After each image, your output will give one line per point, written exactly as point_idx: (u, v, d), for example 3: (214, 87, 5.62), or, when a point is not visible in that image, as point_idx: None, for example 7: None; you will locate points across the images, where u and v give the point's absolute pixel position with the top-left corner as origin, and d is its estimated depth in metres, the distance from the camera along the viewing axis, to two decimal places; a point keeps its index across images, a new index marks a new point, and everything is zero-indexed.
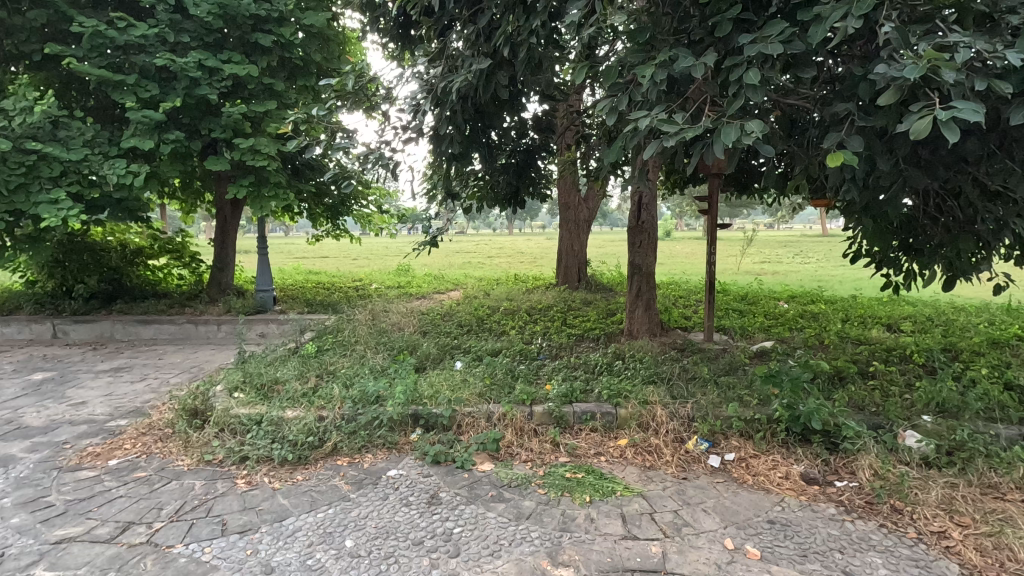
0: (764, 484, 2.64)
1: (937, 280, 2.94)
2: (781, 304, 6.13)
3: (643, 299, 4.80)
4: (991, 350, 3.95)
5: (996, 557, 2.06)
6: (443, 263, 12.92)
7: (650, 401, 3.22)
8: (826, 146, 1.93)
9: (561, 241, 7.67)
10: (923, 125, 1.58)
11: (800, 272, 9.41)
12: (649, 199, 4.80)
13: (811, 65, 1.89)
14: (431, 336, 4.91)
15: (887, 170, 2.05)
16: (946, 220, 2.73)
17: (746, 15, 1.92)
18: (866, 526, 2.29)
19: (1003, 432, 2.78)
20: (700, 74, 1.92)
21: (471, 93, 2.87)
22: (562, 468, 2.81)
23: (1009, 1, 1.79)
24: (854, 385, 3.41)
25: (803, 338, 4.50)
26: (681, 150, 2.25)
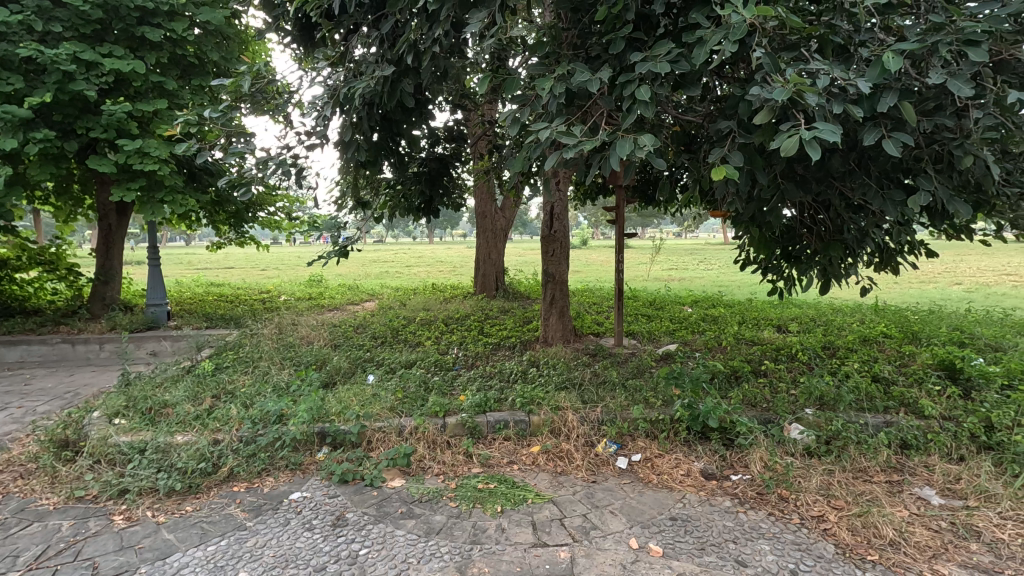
0: (668, 482, 2.75)
1: (814, 285, 3.22)
2: (685, 308, 6.50)
3: (558, 306, 4.91)
4: (862, 346, 4.40)
5: (865, 535, 2.27)
6: (359, 273, 12.57)
7: (561, 407, 3.30)
8: (711, 161, 2.06)
9: (478, 249, 7.69)
10: (791, 143, 1.73)
11: (704, 278, 10.05)
12: (560, 210, 4.92)
13: (696, 84, 2.01)
14: (342, 349, 4.74)
15: (765, 184, 2.22)
16: (818, 230, 3.01)
17: (638, 34, 2.01)
18: (757, 517, 2.44)
19: (871, 420, 3.08)
20: (595, 89, 1.98)
21: (376, 100, 2.80)
22: (474, 479, 2.78)
23: (860, 36, 2.01)
24: (748, 383, 3.66)
25: (704, 340, 4.79)
26: (581, 162, 2.31)
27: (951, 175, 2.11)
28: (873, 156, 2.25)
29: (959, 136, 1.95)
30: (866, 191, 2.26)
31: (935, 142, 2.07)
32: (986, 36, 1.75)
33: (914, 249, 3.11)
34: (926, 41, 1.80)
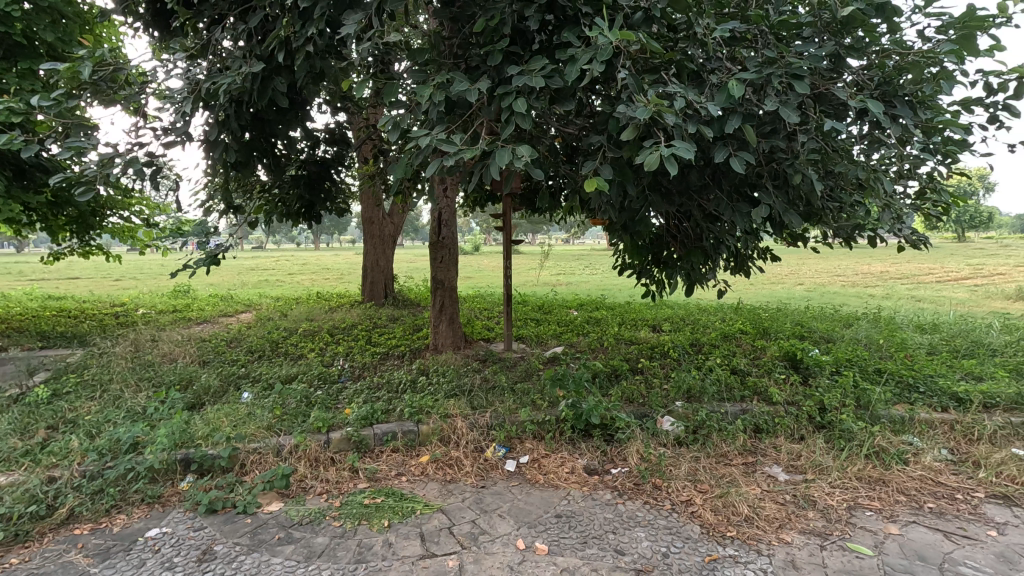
0: (554, 480, 2.85)
1: (681, 288, 3.52)
2: (571, 311, 6.79)
3: (447, 313, 4.90)
4: (723, 342, 4.88)
5: (725, 514, 2.51)
6: (233, 282, 11.62)
7: (451, 414, 3.29)
8: (585, 172, 2.18)
9: (365, 255, 7.45)
10: (653, 158, 1.88)
11: (589, 282, 10.58)
12: (448, 216, 4.91)
13: (570, 99, 2.12)
14: (212, 366, 4.35)
15: (634, 196, 2.39)
16: (682, 238, 3.30)
17: (515, 48, 2.08)
18: (634, 506, 2.61)
19: (730, 409, 3.43)
20: (474, 99, 2.01)
21: (245, 97, 2.61)
22: (360, 495, 2.67)
23: (711, 64, 2.24)
24: (626, 380, 3.90)
25: (588, 341, 5.04)
26: (464, 170, 2.33)
27: (786, 190, 2.41)
28: (724, 171, 2.51)
29: (791, 156, 2.24)
30: (720, 203, 2.51)
31: (772, 161, 2.36)
32: (807, 72, 2.04)
33: (761, 255, 3.50)
34: (762, 73, 2.05)
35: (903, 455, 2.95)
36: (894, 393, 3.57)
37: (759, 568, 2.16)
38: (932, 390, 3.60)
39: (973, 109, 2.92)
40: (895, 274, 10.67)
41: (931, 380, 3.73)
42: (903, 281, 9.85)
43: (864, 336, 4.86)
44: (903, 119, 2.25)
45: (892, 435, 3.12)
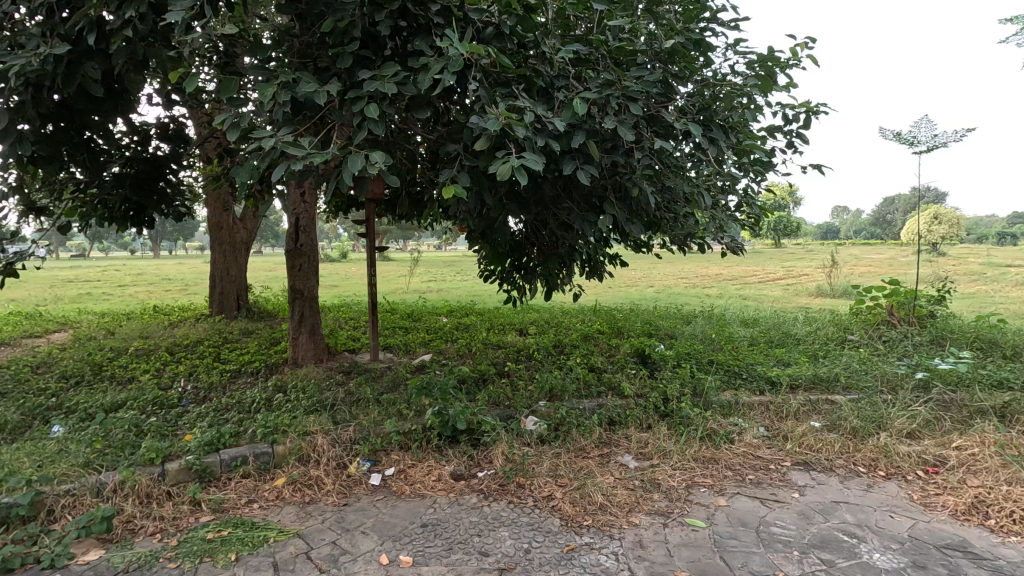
0: (420, 490, 2.82)
1: (540, 292, 3.68)
2: (441, 318, 6.78)
3: (307, 324, 4.63)
4: (583, 342, 5.19)
5: (582, 504, 2.67)
6: (42, 297, 9.87)
7: (310, 432, 3.11)
8: (442, 181, 2.20)
9: (213, 263, 6.75)
10: (504, 169, 1.95)
11: (460, 288, 10.66)
12: (307, 221, 4.64)
13: (424, 108, 2.12)
14: (12, 397, 3.65)
15: (490, 205, 2.46)
16: (540, 245, 3.45)
17: (366, 52, 2.04)
18: (498, 507, 2.67)
19: (587, 405, 3.67)
20: (322, 101, 1.93)
21: (46, 82, 2.24)
22: (202, 530, 2.41)
23: (558, 82, 2.38)
24: (493, 384, 3.99)
25: (456, 348, 5.07)
26: (315, 175, 2.23)
27: (627, 202, 2.64)
28: (574, 184, 2.68)
29: (630, 171, 2.45)
30: (570, 213, 2.68)
31: (614, 176, 2.57)
32: (640, 94, 2.26)
33: (611, 261, 3.78)
34: (602, 93, 2.23)
35: (730, 435, 3.36)
36: (723, 381, 4.07)
37: (611, 551, 2.33)
38: (752, 375, 4.15)
39: (774, 135, 3.44)
40: (726, 276, 12.18)
41: (752, 367, 4.31)
42: (732, 281, 11.28)
43: (701, 332, 5.48)
44: (719, 141, 2.58)
45: (722, 418, 3.54)
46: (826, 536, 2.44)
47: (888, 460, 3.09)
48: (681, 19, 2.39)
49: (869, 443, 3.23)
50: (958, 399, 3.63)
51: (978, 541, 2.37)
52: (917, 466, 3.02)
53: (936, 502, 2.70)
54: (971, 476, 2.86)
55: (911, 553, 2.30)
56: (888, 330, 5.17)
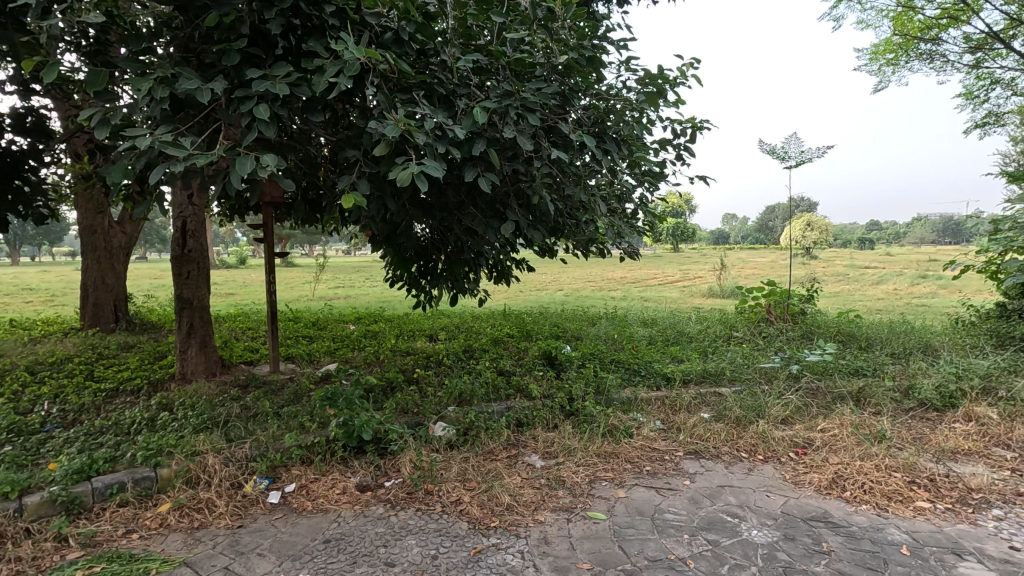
0: (323, 504, 2.72)
1: (448, 297, 3.69)
2: (348, 325, 6.57)
3: (198, 336, 4.30)
4: (492, 346, 5.25)
5: (490, 506, 2.70)
6: None
7: (200, 451, 2.90)
8: (339, 186, 2.15)
9: (84, 270, 6.06)
10: (404, 175, 1.95)
11: (369, 295, 10.38)
12: (196, 225, 4.32)
13: (320, 111, 2.07)
14: None
15: (392, 210, 2.44)
16: (446, 250, 3.46)
17: (254, 50, 1.95)
18: (405, 516, 2.64)
19: (496, 408, 3.72)
20: (206, 100, 1.82)
21: None
22: (69, 568, 2.17)
23: (459, 89, 2.41)
24: (401, 392, 3.93)
25: (363, 356, 4.93)
26: (200, 177, 2.09)
27: (528, 209, 2.73)
28: (477, 191, 2.73)
29: (530, 179, 2.53)
30: (474, 219, 2.72)
31: (515, 183, 2.64)
32: (537, 105, 2.35)
33: (517, 265, 3.87)
34: (501, 104, 2.29)
35: (630, 429, 3.55)
36: (623, 379, 4.30)
37: (517, 550, 2.38)
38: (650, 372, 4.42)
39: (664, 148, 3.71)
40: (629, 279, 12.83)
41: (650, 365, 4.58)
42: (635, 284, 11.91)
43: (604, 332, 5.74)
44: (612, 153, 2.74)
45: (622, 414, 3.74)
46: (713, 518, 2.65)
47: (765, 445, 3.41)
48: (576, 36, 2.52)
49: (750, 430, 3.55)
50: (822, 387, 4.08)
51: (837, 511, 2.68)
52: (789, 449, 3.36)
53: (804, 479, 3.02)
54: (832, 454, 3.22)
55: (782, 527, 2.55)
56: (767, 327, 5.71)
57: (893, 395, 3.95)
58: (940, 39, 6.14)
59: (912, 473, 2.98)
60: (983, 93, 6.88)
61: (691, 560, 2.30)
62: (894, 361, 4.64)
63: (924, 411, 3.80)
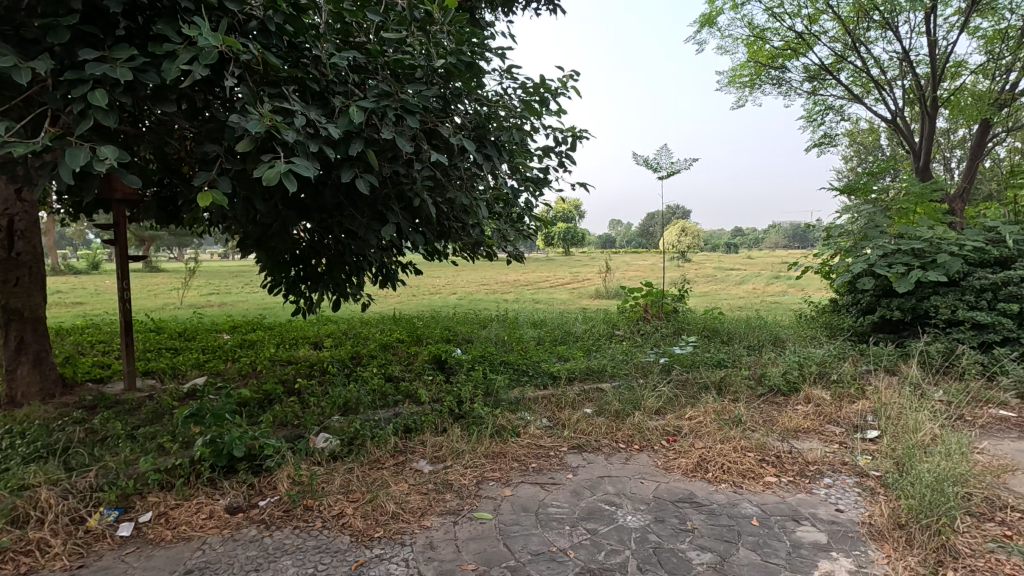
0: (186, 532, 2.48)
1: (330, 302, 3.53)
2: (222, 335, 6.05)
3: (31, 352, 3.73)
4: (382, 351, 5.11)
5: (374, 517, 2.63)
6: None
7: (30, 485, 2.51)
8: (197, 183, 1.97)
9: None
10: (271, 173, 1.84)
11: (247, 301, 9.65)
12: (27, 225, 3.74)
13: (171, 100, 1.89)
14: None
15: (260, 210, 2.29)
16: (327, 254, 3.32)
17: (89, 28, 1.74)
18: (281, 535, 2.48)
19: (383, 416, 3.63)
20: (25, 81, 1.59)
21: None
22: None
23: (333, 87, 2.33)
24: (279, 404, 3.69)
25: (237, 367, 4.57)
26: (20, 168, 1.81)
27: (410, 212, 2.70)
28: (356, 193, 2.66)
29: (410, 181, 2.51)
30: (353, 222, 2.63)
31: (396, 185, 2.60)
32: (416, 108, 2.33)
33: (404, 269, 3.81)
34: (378, 104, 2.24)
35: (517, 429, 3.64)
36: (512, 379, 4.39)
37: (401, 558, 2.33)
38: (537, 372, 4.56)
39: (547, 155, 3.85)
40: (522, 282, 13.12)
41: (538, 364, 4.73)
42: (528, 287, 12.21)
43: (495, 334, 5.82)
44: (493, 158, 2.80)
45: (510, 414, 3.82)
46: (593, 508, 2.78)
47: (641, 435, 3.65)
48: (455, 41, 2.54)
49: (627, 422, 3.78)
50: (690, 378, 4.46)
51: (700, 492, 2.94)
52: (661, 437, 3.63)
53: (674, 464, 3.27)
54: (698, 439, 3.53)
55: (653, 510, 2.75)
56: (645, 325, 6.12)
57: (749, 383, 4.42)
58: (784, 67, 6.98)
59: (762, 451, 3.35)
60: (818, 117, 7.93)
61: (571, 550, 2.39)
62: (750, 352, 5.19)
63: (774, 396, 4.28)
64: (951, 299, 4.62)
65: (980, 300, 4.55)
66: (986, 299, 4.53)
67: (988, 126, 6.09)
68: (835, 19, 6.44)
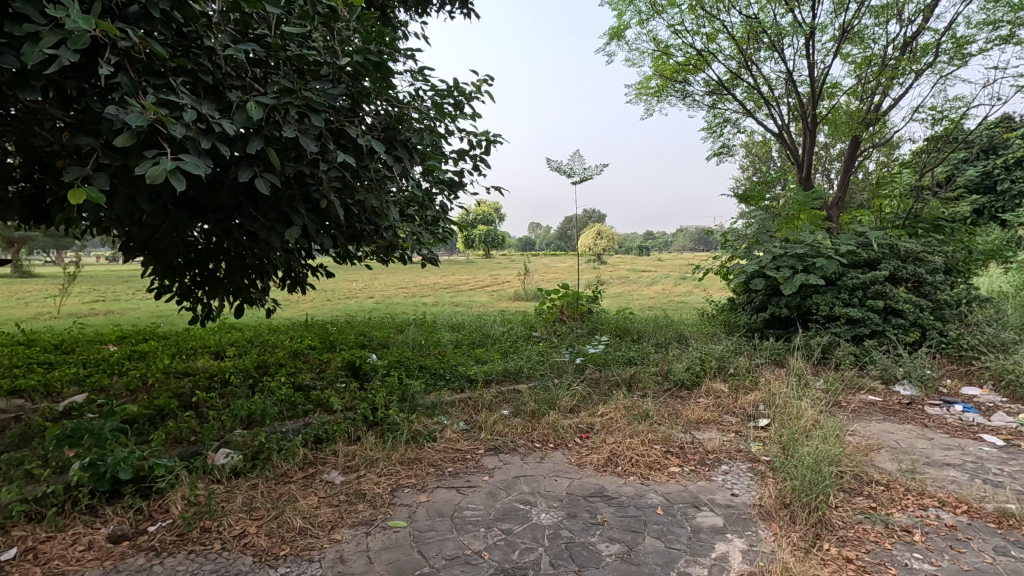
0: (59, 567, 2.22)
1: (231, 309, 3.32)
2: (107, 347, 5.50)
3: None
4: (291, 359, 4.86)
5: (279, 534, 2.50)
6: None
7: None
8: (68, 179, 1.78)
9: None
10: (156, 171, 1.70)
11: (139, 309, 8.83)
12: None
13: (35, 87, 1.70)
14: None
15: (145, 209, 2.11)
16: (226, 257, 3.11)
17: None
18: (173, 562, 2.29)
19: (290, 427, 3.46)
20: None
21: None
22: None
23: (230, 81, 2.20)
24: (173, 419, 3.41)
25: (124, 382, 4.17)
26: None
27: (316, 213, 2.60)
28: (257, 193, 2.52)
29: (316, 182, 2.42)
30: (254, 223, 2.50)
31: (301, 186, 2.49)
32: (322, 106, 2.25)
33: (314, 273, 3.65)
34: (279, 101, 2.14)
35: (433, 434, 3.60)
36: (429, 384, 4.34)
37: None
38: (455, 375, 4.54)
39: (461, 159, 3.86)
40: (442, 285, 13.00)
41: (455, 368, 4.71)
42: (448, 290, 12.13)
43: (412, 339, 5.73)
44: (404, 160, 2.76)
45: (427, 419, 3.78)
46: (508, 508, 2.81)
47: (556, 434, 3.74)
48: (362, 40, 2.48)
49: (543, 421, 3.86)
50: (602, 377, 4.63)
51: (610, 485, 3.06)
52: (575, 434, 3.74)
53: (586, 460, 3.38)
54: (609, 435, 3.67)
55: (566, 506, 2.82)
56: (561, 326, 6.28)
57: (656, 378, 4.66)
58: (686, 81, 7.43)
59: (668, 443, 3.54)
60: (717, 129, 8.51)
61: (485, 552, 2.40)
62: (658, 350, 5.47)
63: (679, 390, 4.54)
64: (829, 297, 5.12)
65: (853, 297, 5.09)
66: (857, 297, 5.07)
67: (857, 143, 6.82)
68: (730, 39, 6.95)
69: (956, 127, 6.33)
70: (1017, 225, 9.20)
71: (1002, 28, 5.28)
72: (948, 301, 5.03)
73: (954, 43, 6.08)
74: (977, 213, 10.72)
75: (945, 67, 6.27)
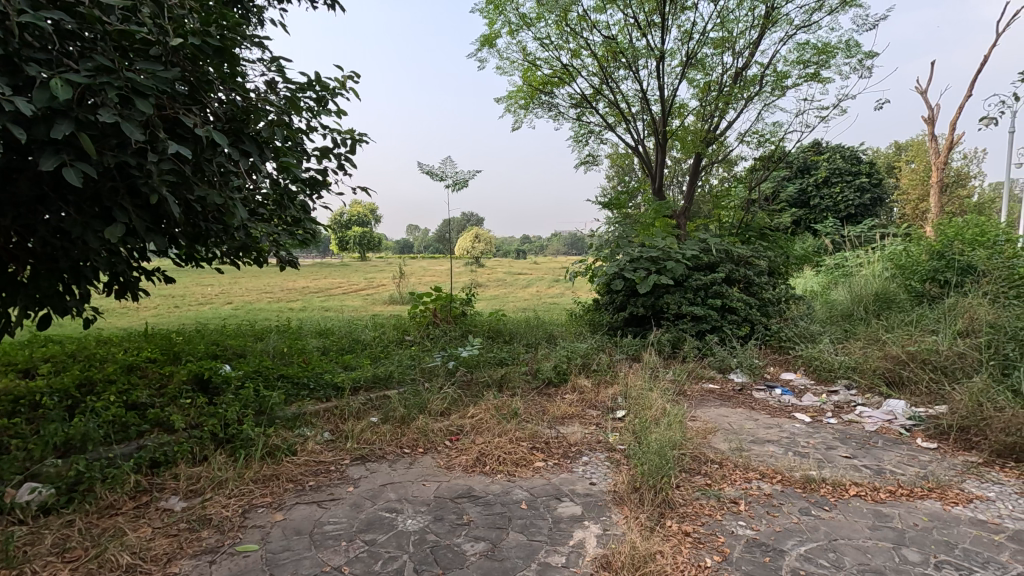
0: None
1: (37, 321, 2.81)
2: None
3: None
4: (123, 374, 4.25)
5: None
6: None
7: None
8: None
9: None
10: None
11: None
12: None
13: None
14: None
15: None
16: (30, 261, 2.64)
17: None
18: None
19: (119, 452, 3.05)
20: None
21: None
22: None
23: (31, 52, 1.88)
24: None
25: None
26: None
27: (144, 210, 2.32)
28: (68, 184, 2.19)
29: (144, 175, 2.15)
30: (63, 220, 2.16)
31: (124, 178, 2.21)
32: (149, 90, 2.02)
33: (148, 277, 3.24)
34: (94, 80, 1.87)
35: (293, 446, 3.39)
36: (289, 394, 4.06)
37: None
38: (319, 384, 4.30)
39: (324, 157, 3.69)
40: (312, 288, 12.28)
41: (320, 375, 4.46)
42: (318, 294, 11.50)
43: (272, 347, 5.32)
44: (253, 155, 2.57)
45: (286, 432, 3.54)
46: (372, 518, 2.73)
47: (424, 438, 3.70)
48: (200, 21, 2.28)
49: (412, 426, 3.80)
50: (473, 379, 4.68)
51: (478, 485, 3.10)
52: (444, 437, 3.74)
53: (455, 462, 3.39)
54: (478, 435, 3.72)
55: (432, 510, 2.80)
56: (434, 329, 6.22)
57: (525, 377, 4.81)
58: (553, 93, 7.76)
59: (534, 440, 3.67)
60: (583, 140, 9.00)
61: (346, 566, 2.31)
62: (529, 350, 5.65)
63: (547, 388, 4.73)
64: (678, 296, 5.66)
65: (697, 296, 5.66)
66: (701, 296, 5.66)
67: (700, 159, 7.63)
68: (593, 56, 7.40)
69: (777, 149, 7.33)
70: (823, 234, 10.88)
71: (810, 67, 6.22)
72: (771, 299, 5.81)
73: (775, 76, 7.04)
74: (796, 224, 12.51)
75: (768, 96, 7.24)
